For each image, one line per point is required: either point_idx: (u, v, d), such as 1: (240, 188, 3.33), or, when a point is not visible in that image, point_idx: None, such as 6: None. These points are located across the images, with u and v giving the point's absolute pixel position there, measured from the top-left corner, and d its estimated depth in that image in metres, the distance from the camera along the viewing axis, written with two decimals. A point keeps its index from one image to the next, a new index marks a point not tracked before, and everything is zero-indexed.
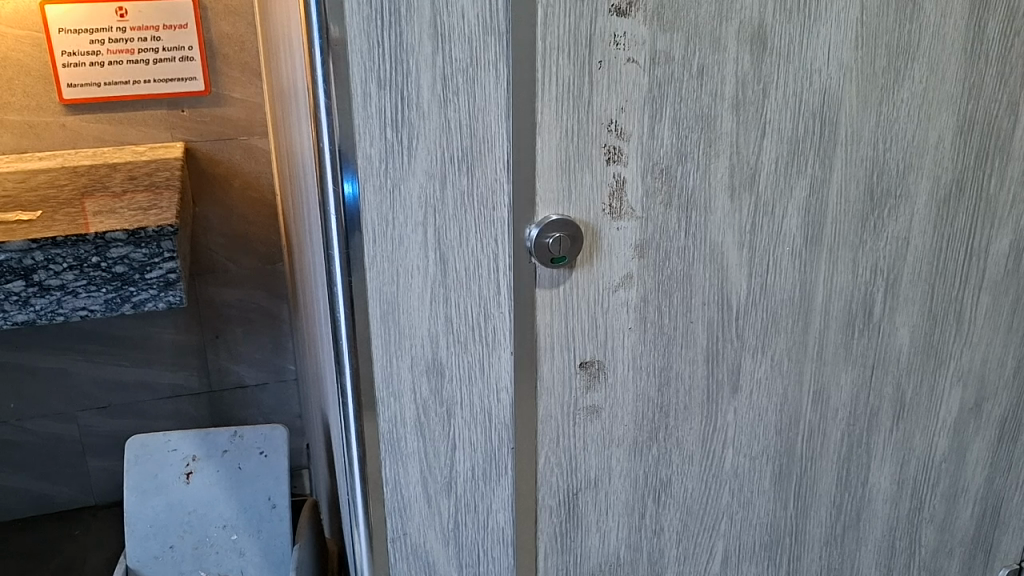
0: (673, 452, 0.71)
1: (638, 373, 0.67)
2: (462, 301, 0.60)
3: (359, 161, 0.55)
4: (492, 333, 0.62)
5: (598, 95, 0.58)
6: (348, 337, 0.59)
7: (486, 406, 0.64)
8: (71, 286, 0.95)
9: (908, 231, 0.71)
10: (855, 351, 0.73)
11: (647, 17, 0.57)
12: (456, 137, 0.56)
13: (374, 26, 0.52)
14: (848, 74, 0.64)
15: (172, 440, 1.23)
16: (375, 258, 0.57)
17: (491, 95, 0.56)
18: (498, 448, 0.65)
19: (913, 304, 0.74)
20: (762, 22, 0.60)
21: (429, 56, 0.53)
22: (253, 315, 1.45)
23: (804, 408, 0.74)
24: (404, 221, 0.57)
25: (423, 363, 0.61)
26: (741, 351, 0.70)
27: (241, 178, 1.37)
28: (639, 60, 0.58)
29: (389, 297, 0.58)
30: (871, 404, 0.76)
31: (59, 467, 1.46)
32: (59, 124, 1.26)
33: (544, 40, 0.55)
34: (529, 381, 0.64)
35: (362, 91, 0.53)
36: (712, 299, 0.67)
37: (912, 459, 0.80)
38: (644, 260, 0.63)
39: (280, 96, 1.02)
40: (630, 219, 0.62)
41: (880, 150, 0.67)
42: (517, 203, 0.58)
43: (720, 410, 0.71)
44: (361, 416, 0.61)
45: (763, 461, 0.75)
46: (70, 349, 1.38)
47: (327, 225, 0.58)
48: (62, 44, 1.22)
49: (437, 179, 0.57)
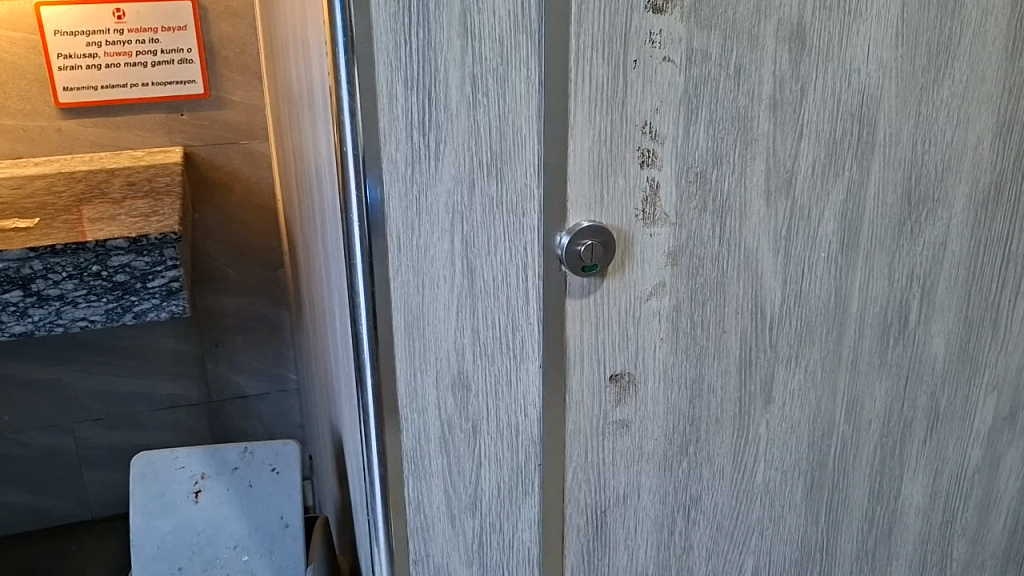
0: (704, 467, 0.68)
1: (669, 385, 0.64)
2: (490, 311, 0.57)
3: (384, 166, 0.52)
4: (521, 346, 0.59)
5: (633, 96, 0.55)
6: (371, 351, 0.56)
7: (512, 422, 0.61)
8: (70, 295, 0.92)
9: (945, 235, 0.68)
10: (890, 360, 0.71)
11: (684, 12, 0.54)
12: (485, 139, 0.53)
13: (401, 23, 0.49)
14: (888, 74, 0.62)
15: (180, 458, 1.21)
16: (400, 266, 0.54)
17: (522, 97, 0.53)
18: (525, 465, 0.62)
19: (949, 311, 0.71)
20: (802, 19, 0.58)
21: (457, 55, 0.51)
22: (254, 323, 1.42)
23: (837, 420, 0.71)
24: (429, 230, 0.54)
25: (448, 378, 0.58)
26: (775, 361, 0.67)
27: (241, 183, 1.34)
28: (675, 58, 0.55)
29: (415, 308, 0.56)
30: (905, 414, 0.74)
31: (54, 481, 1.43)
32: (55, 128, 1.23)
33: (578, 38, 0.52)
34: (558, 394, 0.61)
35: (388, 92, 0.50)
36: (746, 307, 0.64)
37: (945, 471, 0.78)
38: (677, 268, 0.61)
39: (285, 97, 1.00)
40: (664, 225, 0.59)
41: (919, 152, 0.65)
42: (548, 209, 0.56)
43: (752, 422, 0.68)
44: (383, 433, 0.58)
45: (795, 475, 0.72)
46: (66, 360, 1.35)
47: (349, 234, 0.55)
48: (58, 47, 1.18)
49: (464, 185, 0.54)
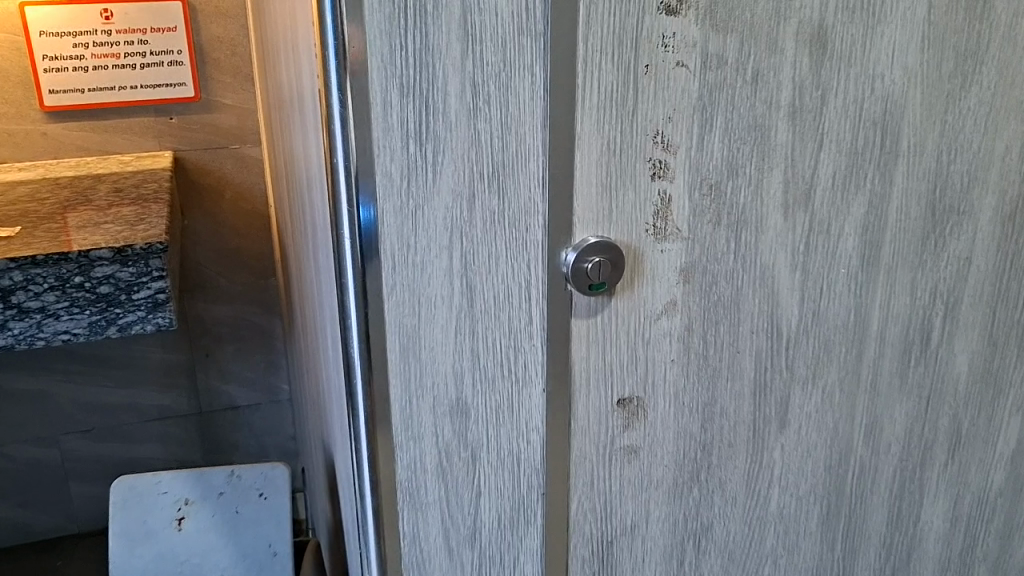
0: (716, 494, 0.65)
1: (680, 409, 0.61)
2: (490, 333, 0.54)
3: (378, 180, 0.48)
4: (523, 370, 0.55)
5: (644, 103, 0.51)
6: (363, 377, 0.52)
7: (514, 450, 0.57)
8: (52, 308, 0.88)
9: (971, 250, 0.65)
10: (911, 380, 0.67)
11: (700, 14, 0.51)
12: (486, 150, 0.50)
13: (396, 25, 0.45)
14: (912, 81, 0.58)
15: (162, 482, 1.15)
16: (394, 286, 0.51)
17: (526, 105, 0.49)
18: (527, 495, 0.59)
19: (973, 330, 0.68)
20: (823, 21, 0.54)
21: (457, 59, 0.47)
22: (245, 333, 1.38)
23: (855, 443, 0.68)
24: (426, 248, 0.51)
25: (445, 405, 0.54)
26: (791, 383, 0.63)
27: (232, 189, 1.30)
28: (689, 64, 0.52)
29: (410, 331, 0.52)
30: (926, 437, 0.70)
31: (40, 495, 1.39)
32: (40, 133, 1.19)
33: (587, 42, 0.49)
34: (563, 420, 0.57)
35: (382, 99, 0.47)
36: (761, 327, 0.61)
37: (966, 496, 0.74)
38: (689, 285, 0.57)
39: (277, 102, 0.96)
40: (676, 241, 0.56)
41: (945, 162, 0.61)
42: (552, 223, 0.52)
43: (766, 447, 0.65)
44: (376, 464, 0.54)
45: (811, 501, 0.68)
46: (52, 370, 1.31)
47: (340, 252, 0.52)
48: (43, 48, 1.15)
49: (464, 200, 0.50)
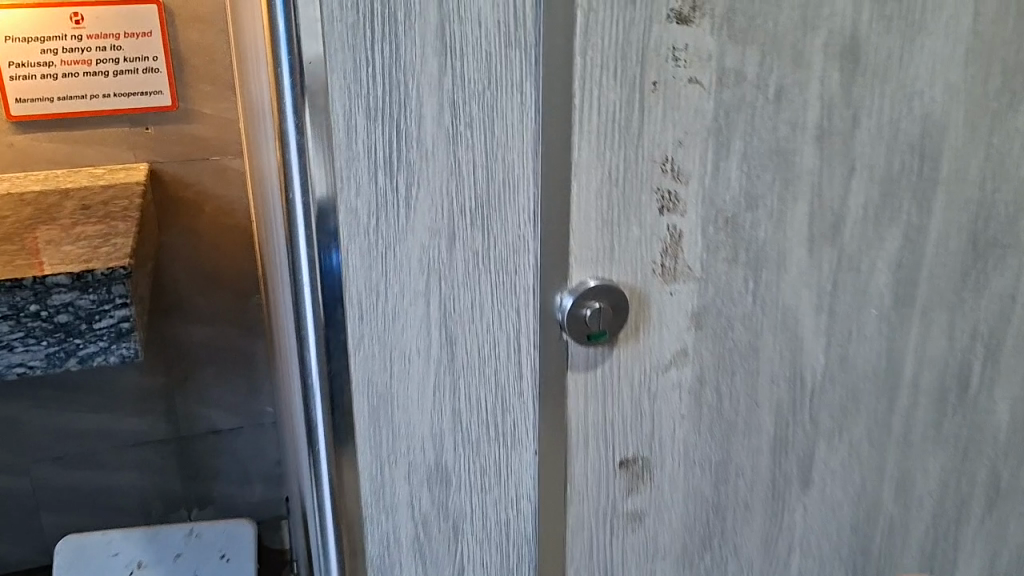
0: (729, 559, 0.58)
1: (691, 469, 0.54)
2: (474, 390, 0.47)
3: (341, 217, 0.42)
4: (512, 430, 0.49)
5: (651, 126, 0.44)
6: (327, 439, 0.46)
7: (501, 521, 0.51)
8: (4, 339, 0.80)
9: (1015, 287, 0.58)
10: (947, 431, 0.61)
11: (715, 24, 0.44)
12: (468, 181, 0.43)
13: (361, 38, 0.39)
14: (955, 99, 0.51)
15: (113, 543, 1.08)
16: (362, 339, 0.44)
17: (514, 129, 0.43)
18: (516, 568, 0.52)
19: (1015, 374, 0.61)
20: (856, 31, 0.47)
21: (433, 75, 0.40)
22: (226, 354, 1.31)
23: (884, 501, 0.61)
24: (399, 294, 0.44)
25: (422, 471, 0.48)
26: (815, 437, 0.56)
27: (212, 204, 1.23)
28: (703, 80, 0.45)
29: (380, 389, 0.45)
30: (962, 491, 0.63)
31: (10, 526, 1.32)
32: (6, 144, 1.12)
33: (585, 55, 0.42)
34: (558, 485, 0.50)
35: (346, 123, 0.40)
36: (782, 376, 0.54)
37: (1003, 552, 0.67)
38: (701, 331, 0.50)
39: (254, 114, 0.90)
40: (686, 281, 0.49)
41: (989, 190, 0.54)
42: (545, 264, 0.45)
43: (787, 508, 0.58)
44: (342, 537, 0.48)
45: (835, 564, 0.61)
46: (20, 396, 1.23)
47: (298, 298, 0.45)
48: (8, 55, 1.08)
49: (442, 239, 0.43)
